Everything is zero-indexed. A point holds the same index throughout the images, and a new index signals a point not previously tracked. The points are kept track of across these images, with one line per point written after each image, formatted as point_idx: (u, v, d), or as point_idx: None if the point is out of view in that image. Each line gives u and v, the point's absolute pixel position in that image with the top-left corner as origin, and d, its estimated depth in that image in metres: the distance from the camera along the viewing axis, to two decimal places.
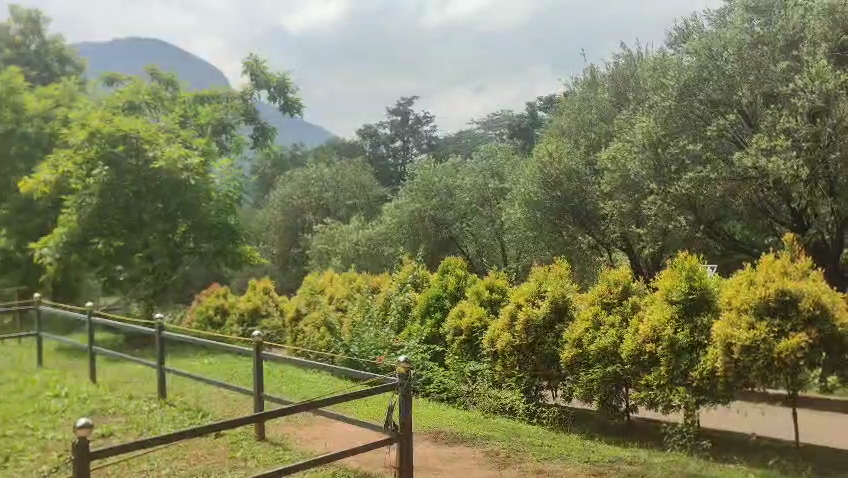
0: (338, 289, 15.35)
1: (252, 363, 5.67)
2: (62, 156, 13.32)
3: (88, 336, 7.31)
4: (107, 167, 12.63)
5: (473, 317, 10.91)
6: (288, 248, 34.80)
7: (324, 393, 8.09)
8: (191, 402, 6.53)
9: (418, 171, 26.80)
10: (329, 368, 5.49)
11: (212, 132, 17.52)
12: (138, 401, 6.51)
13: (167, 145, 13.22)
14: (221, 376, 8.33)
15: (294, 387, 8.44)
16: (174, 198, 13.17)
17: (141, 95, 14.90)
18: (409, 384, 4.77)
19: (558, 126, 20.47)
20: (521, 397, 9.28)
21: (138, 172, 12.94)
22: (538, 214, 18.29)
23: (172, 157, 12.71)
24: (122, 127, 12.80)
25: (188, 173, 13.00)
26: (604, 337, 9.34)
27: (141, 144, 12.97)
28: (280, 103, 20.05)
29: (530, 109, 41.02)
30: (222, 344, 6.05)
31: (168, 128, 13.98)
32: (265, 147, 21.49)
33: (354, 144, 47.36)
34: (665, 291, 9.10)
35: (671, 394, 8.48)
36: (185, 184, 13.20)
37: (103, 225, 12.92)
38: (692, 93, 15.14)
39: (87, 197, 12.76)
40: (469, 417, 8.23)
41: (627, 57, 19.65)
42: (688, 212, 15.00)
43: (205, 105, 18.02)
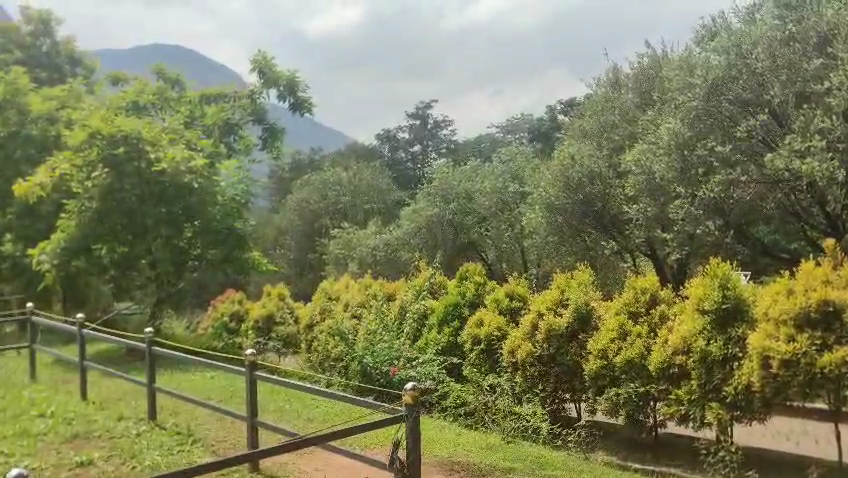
0: (353, 296, 14.92)
1: (244, 385, 5.18)
2: (61, 156, 12.94)
3: (78, 350, 6.90)
4: (108, 170, 12.19)
5: (491, 326, 10.41)
6: (306, 253, 34.56)
7: (329, 414, 7.48)
8: (183, 424, 6.09)
9: (436, 175, 26.35)
10: (324, 395, 4.83)
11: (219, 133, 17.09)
12: (126, 422, 6.10)
13: (169, 147, 12.83)
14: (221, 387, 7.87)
15: (299, 407, 7.88)
16: (178, 201, 12.73)
17: (146, 96, 14.53)
18: (422, 410, 4.21)
19: (580, 127, 19.92)
20: (544, 418, 8.28)
21: (138, 175, 12.35)
22: (559, 218, 17.78)
23: (174, 161, 12.48)
24: (122, 129, 12.24)
25: (191, 176, 12.68)
26: (630, 348, 8.82)
27: (143, 147, 12.44)
28: (290, 103, 19.45)
29: (550, 112, 40.45)
30: (214, 363, 5.58)
31: (171, 129, 13.50)
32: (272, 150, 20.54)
33: (372, 149, 47.04)
34: (696, 301, 8.50)
35: (704, 411, 7.95)
36: (186, 187, 12.73)
37: (104, 230, 12.50)
38: (720, 92, 14.34)
39: (87, 202, 12.43)
40: (489, 445, 7.31)
41: (651, 57, 19.05)
42: (717, 217, 14.57)
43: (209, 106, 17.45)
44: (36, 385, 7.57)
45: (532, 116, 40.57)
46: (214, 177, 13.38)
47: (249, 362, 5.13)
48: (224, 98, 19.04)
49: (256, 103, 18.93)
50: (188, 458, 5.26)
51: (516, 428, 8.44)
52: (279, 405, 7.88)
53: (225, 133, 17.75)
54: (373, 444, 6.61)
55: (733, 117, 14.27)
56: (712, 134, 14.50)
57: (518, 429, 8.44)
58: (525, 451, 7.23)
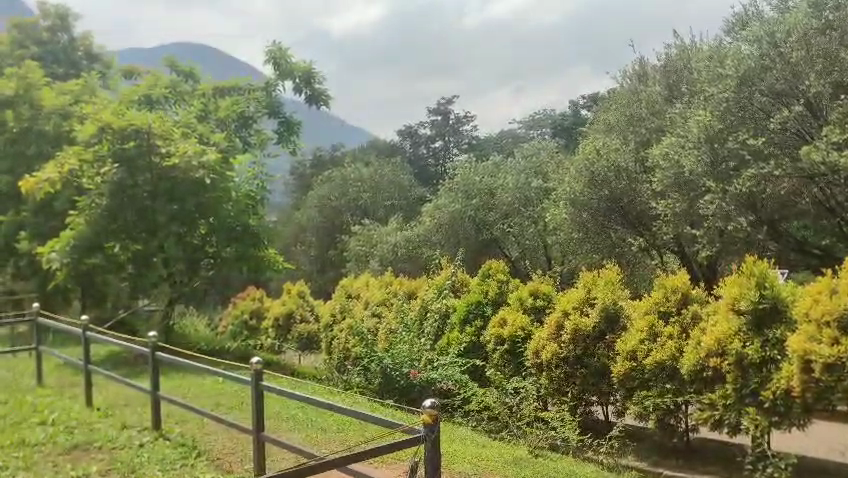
0: (374, 294, 14.66)
1: (249, 393, 4.82)
2: (68, 149, 11.32)
3: (84, 353, 6.67)
4: (118, 165, 10.82)
5: (515, 326, 10.06)
6: (327, 250, 34.52)
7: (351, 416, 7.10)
8: (189, 434, 5.82)
9: (458, 171, 25.99)
10: (322, 403, 4.29)
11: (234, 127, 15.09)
12: (129, 432, 5.85)
13: (183, 140, 11.26)
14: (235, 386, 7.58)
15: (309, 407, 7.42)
16: (191, 199, 11.12)
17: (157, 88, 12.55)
18: (437, 435, 3.56)
19: (605, 121, 19.51)
20: (574, 429, 7.56)
21: (148, 170, 10.97)
22: (584, 214, 17.27)
23: (186, 155, 10.84)
24: (133, 122, 10.81)
25: (204, 171, 10.90)
26: (661, 350, 8.43)
27: (152, 140, 11.00)
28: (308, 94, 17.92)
29: (573, 108, 39.92)
30: (228, 375, 5.08)
31: (183, 122, 11.82)
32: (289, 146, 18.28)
33: (393, 145, 46.82)
34: (730, 302, 8.07)
35: (740, 416, 7.54)
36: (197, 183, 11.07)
37: (115, 228, 11.07)
38: (752, 83, 13.94)
39: (95, 198, 11.01)
40: (517, 458, 6.52)
41: (679, 48, 18.54)
42: (749, 213, 14.01)
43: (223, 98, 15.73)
44: (40, 389, 7.42)
45: (555, 111, 40.05)
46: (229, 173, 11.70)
47: (255, 367, 4.77)
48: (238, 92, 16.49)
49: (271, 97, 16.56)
50: (192, 473, 4.99)
51: (545, 439, 7.72)
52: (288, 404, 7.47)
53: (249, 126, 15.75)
54: (391, 459, 6.15)
55: (765, 109, 13.88)
56: (743, 126, 14.03)
57: (546, 440, 7.71)
58: (555, 465, 6.45)
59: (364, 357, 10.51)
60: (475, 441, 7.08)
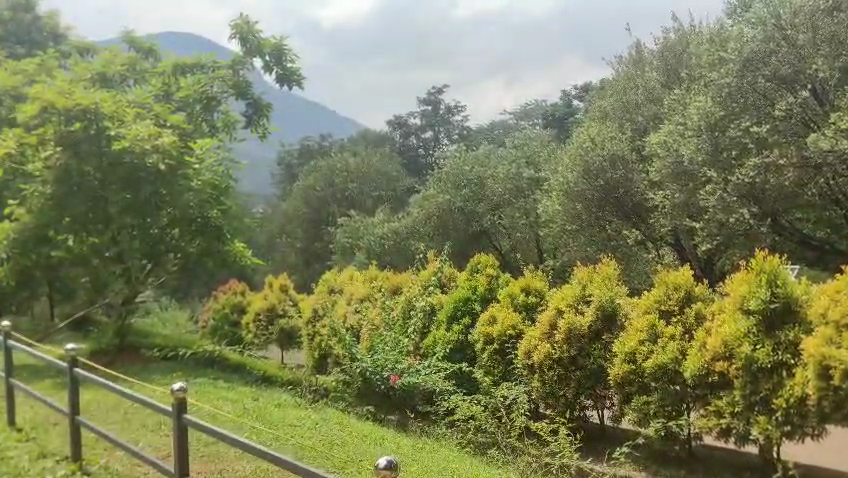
0: (359, 288, 13.90)
1: (173, 435, 3.52)
2: (6, 131, 9.49)
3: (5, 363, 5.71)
4: (62, 148, 8.95)
5: (505, 324, 9.34)
6: (313, 241, 33.89)
7: (330, 422, 6.29)
8: (114, 468, 4.90)
9: (448, 161, 25.23)
10: (242, 447, 3.13)
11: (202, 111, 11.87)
12: (44, 464, 4.95)
13: (138, 122, 9.30)
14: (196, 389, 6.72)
15: (270, 400, 6.64)
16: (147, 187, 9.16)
17: (118, 65, 11.15)
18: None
19: (601, 108, 18.80)
20: (572, 450, 6.62)
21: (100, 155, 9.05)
22: (578, 206, 16.52)
23: (137, 137, 8.95)
24: (78, 100, 8.80)
25: (157, 157, 8.95)
26: (662, 352, 7.70)
27: (103, 122, 9.02)
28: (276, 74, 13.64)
29: (564, 97, 39.34)
30: (131, 396, 3.71)
31: (138, 100, 9.89)
32: (259, 132, 13.83)
33: (382, 135, 46.02)
34: (738, 301, 7.29)
35: (748, 425, 6.84)
36: (152, 169, 9.10)
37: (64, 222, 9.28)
38: (756, 67, 13.13)
39: (39, 186, 9.15)
40: None
41: (678, 32, 17.87)
42: (752, 205, 13.27)
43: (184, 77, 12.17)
44: None
45: (546, 102, 39.52)
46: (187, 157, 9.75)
47: (179, 399, 3.48)
48: (200, 70, 12.51)
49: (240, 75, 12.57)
50: None
51: (538, 460, 6.69)
52: (247, 396, 6.65)
53: (232, 105, 13.08)
54: None
55: (767, 96, 13.18)
56: (747, 112, 13.32)
57: (541, 462, 6.71)
58: None
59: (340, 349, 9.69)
60: (458, 473, 5.92)
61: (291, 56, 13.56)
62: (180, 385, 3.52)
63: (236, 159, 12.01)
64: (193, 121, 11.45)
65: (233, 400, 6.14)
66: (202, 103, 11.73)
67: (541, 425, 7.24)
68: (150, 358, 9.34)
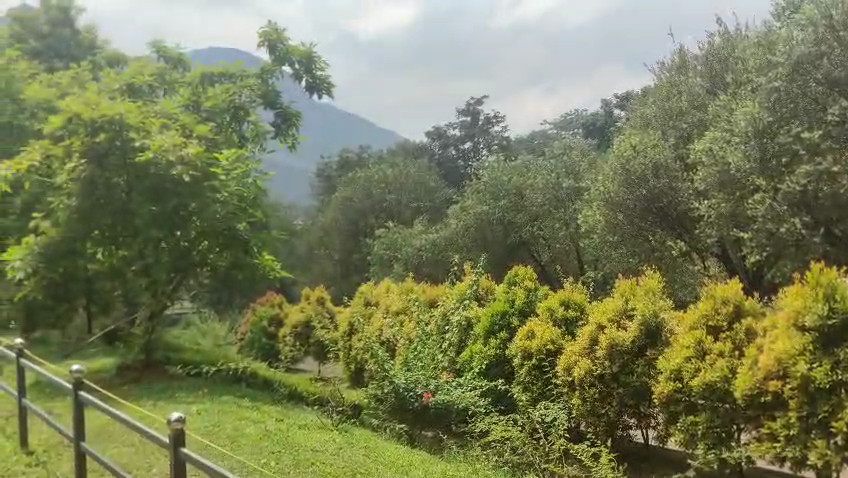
0: (394, 301, 13.64)
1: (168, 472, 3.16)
2: (33, 143, 9.42)
3: (20, 384, 5.65)
4: (88, 160, 8.81)
5: (543, 339, 8.98)
6: (350, 253, 33.88)
7: (356, 444, 5.95)
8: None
9: (486, 171, 24.93)
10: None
11: (232, 122, 11.75)
12: None
13: (164, 133, 9.16)
14: (219, 407, 6.48)
15: (296, 421, 6.37)
16: (173, 199, 8.98)
17: (148, 75, 11.09)
18: None
19: (642, 116, 18.33)
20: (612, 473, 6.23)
21: (127, 167, 8.90)
22: (619, 216, 16.09)
23: (163, 147, 8.77)
24: (102, 111, 8.75)
25: (183, 168, 8.76)
26: (711, 369, 7.22)
27: (128, 133, 8.86)
28: (305, 83, 13.50)
29: (605, 107, 38.75)
30: (128, 421, 3.42)
31: (165, 111, 9.76)
32: (288, 142, 13.77)
33: (421, 146, 45.91)
34: (791, 316, 6.75)
35: (805, 451, 6.32)
36: (177, 180, 8.91)
37: (91, 235, 9.17)
38: (806, 71, 12.56)
39: (65, 198, 9.05)
40: None
41: (723, 36, 17.32)
42: (804, 213, 12.65)
43: (214, 86, 12.05)
44: None
45: (587, 111, 38.98)
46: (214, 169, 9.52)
47: (176, 429, 3.11)
48: (228, 79, 12.52)
49: (269, 85, 12.86)
50: None
51: None
52: (272, 416, 6.39)
53: (262, 115, 12.92)
54: None
55: (819, 101, 12.51)
56: (797, 118, 12.66)
57: None
58: None
59: (373, 364, 9.42)
60: None
61: (321, 63, 13.40)
62: (177, 415, 3.14)
63: (266, 170, 11.86)
64: (222, 131, 11.31)
65: (256, 420, 5.90)
66: (231, 112, 11.59)
67: (580, 447, 6.83)
68: (178, 374, 9.15)
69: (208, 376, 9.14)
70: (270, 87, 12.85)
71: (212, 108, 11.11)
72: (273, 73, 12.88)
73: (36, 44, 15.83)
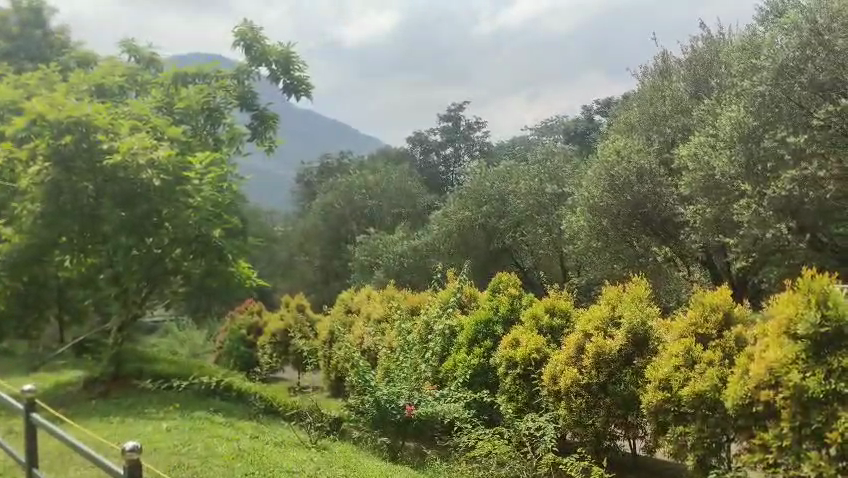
0: (376, 309, 13.37)
1: None
2: None
3: None
4: (52, 163, 8.43)
5: (529, 347, 8.74)
6: (331, 260, 33.57)
7: (332, 465, 5.54)
8: None
9: (468, 177, 24.77)
10: None
11: (209, 124, 11.45)
12: None
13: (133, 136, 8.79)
14: (189, 426, 6.05)
15: (271, 438, 6.08)
16: (143, 203, 8.61)
17: (118, 76, 10.73)
18: None
19: (626, 120, 18.22)
20: None
21: (93, 171, 8.54)
22: (604, 221, 15.87)
23: (131, 150, 8.38)
24: (68, 112, 8.25)
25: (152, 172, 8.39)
26: (700, 379, 6.88)
27: (95, 135, 8.50)
28: (283, 84, 13.20)
29: (586, 113, 38.82)
30: (82, 450, 2.94)
31: (135, 113, 9.39)
32: (266, 145, 13.33)
33: (403, 151, 45.70)
34: (782, 324, 6.26)
35: (799, 462, 5.80)
36: (148, 184, 8.56)
37: (56, 241, 8.76)
38: (792, 75, 12.40)
39: (28, 204, 8.64)
40: None
41: (706, 40, 17.27)
42: (790, 219, 12.45)
43: (188, 87, 11.70)
44: None
45: (568, 117, 39.01)
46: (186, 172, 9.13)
47: (132, 461, 2.63)
48: (202, 79, 12.11)
49: (244, 85, 12.78)
50: None
51: None
52: (245, 433, 6.09)
53: (238, 117, 12.61)
54: None
55: (803, 105, 12.30)
56: (782, 123, 12.48)
57: None
58: None
59: (353, 374, 9.11)
60: None
61: (299, 64, 13.12)
62: (131, 443, 2.67)
63: (242, 174, 11.57)
64: (197, 133, 10.99)
65: (229, 437, 5.59)
66: (208, 114, 11.28)
67: (569, 461, 6.59)
68: (147, 388, 8.75)
69: (179, 390, 8.76)
70: (245, 87, 12.76)
71: (185, 109, 10.77)
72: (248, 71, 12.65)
73: (6, 45, 15.41)
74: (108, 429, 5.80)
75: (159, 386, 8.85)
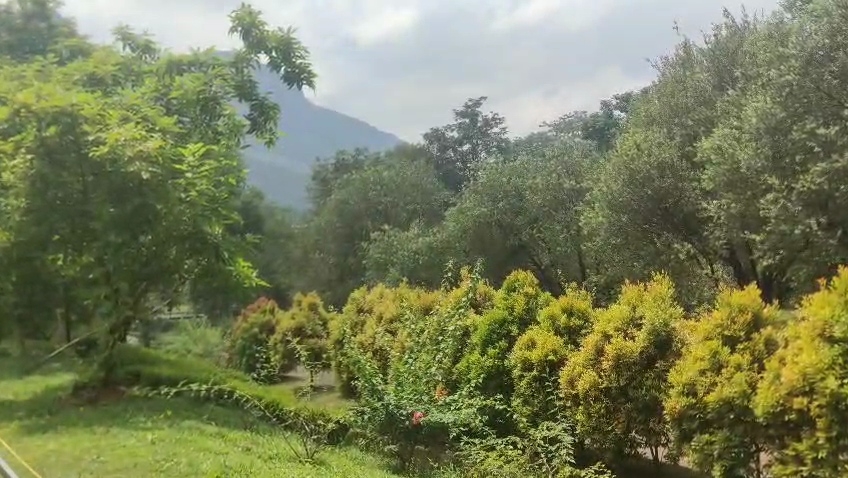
0: (388, 308, 12.98)
1: None
2: None
3: None
4: (38, 157, 8.16)
5: (545, 349, 8.29)
6: (346, 257, 33.16)
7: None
8: None
9: (484, 172, 24.30)
10: None
11: (210, 116, 11.08)
12: None
13: (122, 126, 8.44)
14: (173, 438, 5.66)
15: (265, 451, 5.81)
16: (135, 199, 8.29)
17: (111, 65, 10.46)
18: None
19: (646, 113, 17.68)
20: None
21: (81, 163, 8.25)
22: (623, 218, 15.34)
23: (120, 141, 8.05)
24: (54, 103, 7.95)
25: (141, 165, 8.02)
26: (728, 384, 6.28)
27: (81, 126, 8.19)
28: (284, 72, 12.80)
29: (605, 108, 38.15)
30: None
31: (124, 102, 9.05)
32: (266, 137, 12.98)
33: (419, 148, 45.21)
34: (817, 327, 5.67)
35: (835, 475, 5.24)
36: (136, 177, 8.24)
37: (47, 239, 8.51)
38: (821, 64, 11.85)
39: (15, 200, 8.38)
40: None
41: (730, 28, 16.67)
42: (819, 214, 11.82)
43: (183, 75, 11.30)
44: None
45: (586, 112, 38.39)
46: (178, 164, 8.74)
47: None
48: (199, 68, 11.61)
49: (244, 73, 12.31)
50: None
51: None
52: (235, 447, 5.77)
53: (237, 108, 12.23)
54: None
55: (833, 95, 11.72)
56: (811, 113, 11.95)
57: None
58: None
59: (359, 377, 8.69)
60: None
61: (300, 52, 12.72)
62: None
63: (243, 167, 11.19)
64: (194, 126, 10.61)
65: (217, 452, 5.26)
66: (207, 104, 10.88)
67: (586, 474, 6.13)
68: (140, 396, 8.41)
69: (176, 399, 8.40)
70: (245, 76, 12.36)
71: (180, 99, 10.40)
72: (247, 59, 12.31)
73: (10, 38, 15.22)
74: (83, 443, 5.44)
75: (154, 394, 8.49)
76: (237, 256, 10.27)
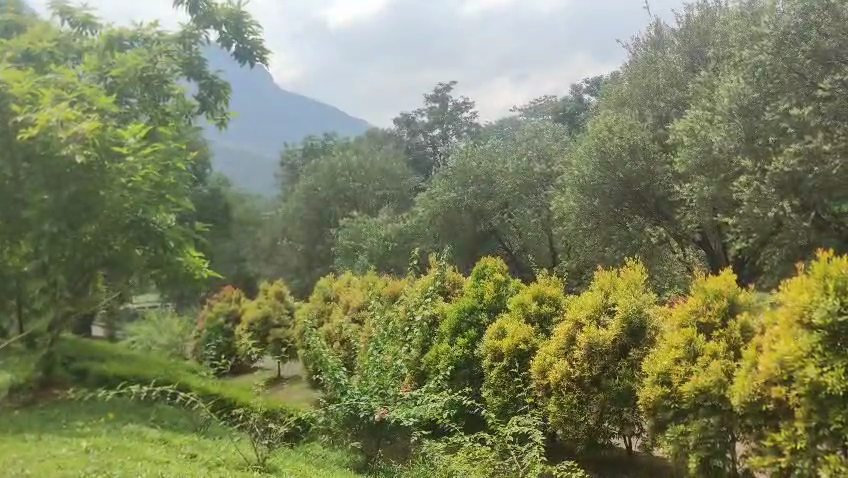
0: (355, 296, 12.56)
1: None
2: None
3: None
4: None
5: (515, 338, 7.95)
6: (314, 245, 32.56)
7: None
8: None
9: (455, 157, 23.84)
10: None
11: (157, 96, 10.50)
12: None
13: (56, 105, 7.90)
14: (111, 444, 5.27)
15: (211, 458, 5.45)
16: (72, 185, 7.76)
17: (48, 41, 9.85)
18: None
19: (617, 94, 17.41)
20: None
21: (12, 146, 7.72)
22: (594, 201, 15.06)
23: (52, 122, 7.51)
24: None
25: (74, 148, 7.49)
26: (704, 373, 5.93)
27: (10, 105, 7.68)
28: (236, 48, 12.25)
29: (575, 92, 37.95)
30: None
31: (60, 81, 8.49)
32: (217, 118, 12.59)
33: (390, 133, 44.60)
34: (795, 313, 5.22)
35: (814, 467, 4.84)
36: (72, 161, 7.73)
37: None
38: (795, 43, 11.59)
39: None
40: None
41: (702, 8, 16.44)
42: (792, 197, 11.65)
43: (125, 51, 10.68)
44: None
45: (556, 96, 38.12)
46: (118, 147, 8.20)
47: None
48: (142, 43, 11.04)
49: (191, 50, 11.77)
50: None
51: None
52: (178, 454, 5.41)
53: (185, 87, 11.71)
54: None
55: (807, 75, 11.51)
56: (784, 93, 11.71)
57: None
58: None
59: (321, 371, 8.28)
60: None
61: (250, 26, 12.20)
62: None
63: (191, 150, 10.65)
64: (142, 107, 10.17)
65: (156, 462, 4.89)
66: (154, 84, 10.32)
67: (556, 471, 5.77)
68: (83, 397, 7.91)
69: (124, 401, 7.93)
70: (193, 52, 11.80)
71: (121, 77, 9.83)
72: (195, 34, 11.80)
73: None
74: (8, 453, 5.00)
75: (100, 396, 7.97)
76: (187, 246, 9.72)
